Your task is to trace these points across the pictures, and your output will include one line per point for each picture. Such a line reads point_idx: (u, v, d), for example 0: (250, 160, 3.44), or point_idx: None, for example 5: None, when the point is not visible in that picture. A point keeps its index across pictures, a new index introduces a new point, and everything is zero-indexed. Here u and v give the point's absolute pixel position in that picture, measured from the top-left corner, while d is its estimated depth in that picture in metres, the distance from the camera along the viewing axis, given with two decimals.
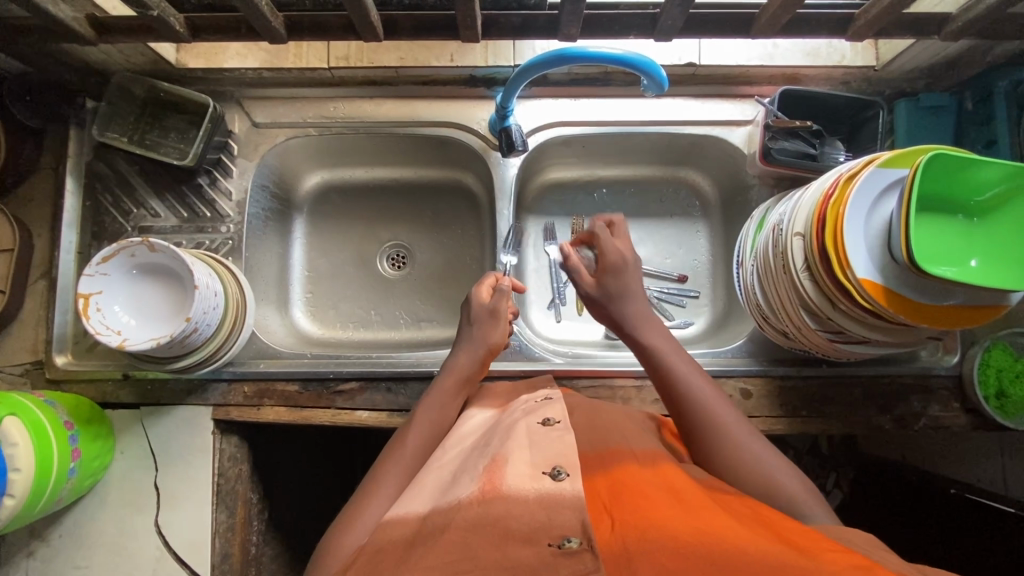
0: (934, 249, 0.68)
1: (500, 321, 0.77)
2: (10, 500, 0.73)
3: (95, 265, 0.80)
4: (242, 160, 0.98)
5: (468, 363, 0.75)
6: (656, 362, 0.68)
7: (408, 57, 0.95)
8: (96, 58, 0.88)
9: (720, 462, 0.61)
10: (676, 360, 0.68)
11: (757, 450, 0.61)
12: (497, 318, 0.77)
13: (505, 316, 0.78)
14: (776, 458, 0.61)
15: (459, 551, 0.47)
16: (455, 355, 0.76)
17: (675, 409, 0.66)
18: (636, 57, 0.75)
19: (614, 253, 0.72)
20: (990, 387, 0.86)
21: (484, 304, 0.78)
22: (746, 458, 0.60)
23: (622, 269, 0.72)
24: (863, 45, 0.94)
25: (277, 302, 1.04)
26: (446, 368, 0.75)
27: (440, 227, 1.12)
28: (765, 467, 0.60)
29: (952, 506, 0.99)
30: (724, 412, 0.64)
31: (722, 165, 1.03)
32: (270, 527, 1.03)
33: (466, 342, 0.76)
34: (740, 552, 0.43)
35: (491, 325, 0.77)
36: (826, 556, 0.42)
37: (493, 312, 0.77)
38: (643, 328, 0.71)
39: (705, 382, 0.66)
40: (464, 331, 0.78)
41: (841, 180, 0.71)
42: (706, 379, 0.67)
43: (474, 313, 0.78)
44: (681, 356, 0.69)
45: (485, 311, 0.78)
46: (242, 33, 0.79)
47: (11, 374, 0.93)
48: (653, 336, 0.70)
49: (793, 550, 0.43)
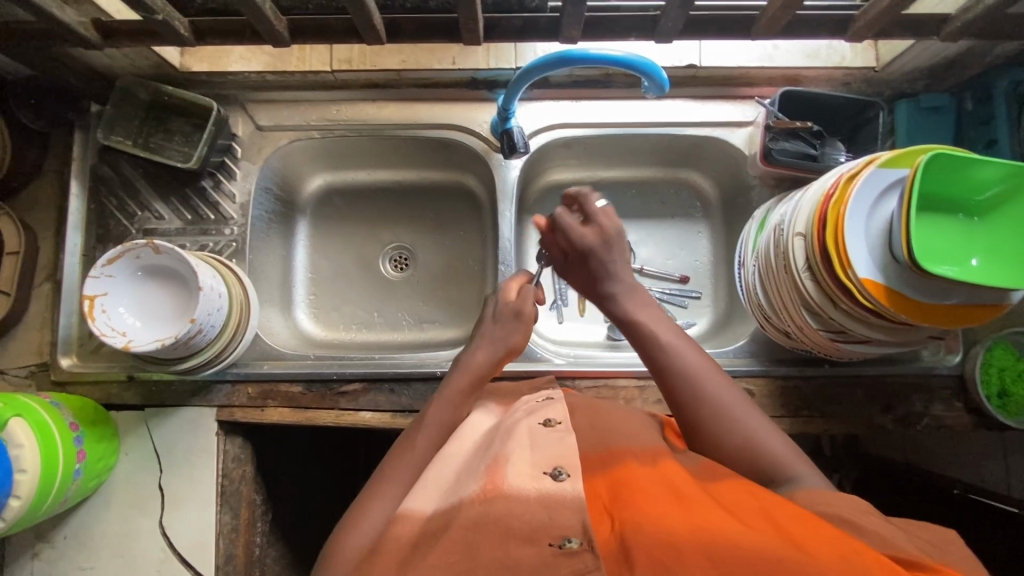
0: (935, 249, 0.69)
1: (524, 324, 0.76)
2: (16, 501, 0.73)
3: (100, 267, 0.81)
4: (245, 162, 0.99)
5: (484, 362, 0.74)
6: (642, 336, 0.67)
7: (411, 60, 0.96)
8: (101, 62, 0.89)
9: (708, 437, 0.62)
10: (663, 333, 0.66)
11: (745, 421, 0.61)
12: (521, 321, 0.76)
13: (531, 318, 0.76)
14: (766, 429, 0.61)
15: (462, 551, 0.47)
16: (471, 351, 0.75)
17: (662, 382, 0.65)
18: (636, 59, 0.75)
19: (578, 240, 0.71)
20: (992, 387, 0.86)
21: (511, 303, 0.77)
22: (735, 430, 0.61)
23: (589, 254, 0.71)
24: (862, 46, 0.94)
25: (280, 303, 1.05)
26: (461, 364, 0.74)
27: (442, 229, 1.12)
28: (755, 441, 0.60)
29: (955, 506, 0.99)
30: (713, 385, 0.63)
31: (723, 166, 1.04)
32: (274, 529, 1.03)
33: (486, 341, 0.75)
34: (739, 549, 0.43)
35: (514, 326, 0.76)
36: (823, 549, 0.42)
37: (516, 313, 0.76)
38: (627, 303, 0.69)
39: (693, 355, 0.65)
40: (485, 328, 0.77)
41: (842, 181, 0.71)
42: (695, 350, 0.66)
43: (498, 312, 0.77)
44: (667, 329, 0.67)
45: (510, 309, 0.76)
46: (246, 36, 0.80)
47: (17, 376, 0.93)
48: (638, 310, 0.69)
49: (791, 548, 0.43)
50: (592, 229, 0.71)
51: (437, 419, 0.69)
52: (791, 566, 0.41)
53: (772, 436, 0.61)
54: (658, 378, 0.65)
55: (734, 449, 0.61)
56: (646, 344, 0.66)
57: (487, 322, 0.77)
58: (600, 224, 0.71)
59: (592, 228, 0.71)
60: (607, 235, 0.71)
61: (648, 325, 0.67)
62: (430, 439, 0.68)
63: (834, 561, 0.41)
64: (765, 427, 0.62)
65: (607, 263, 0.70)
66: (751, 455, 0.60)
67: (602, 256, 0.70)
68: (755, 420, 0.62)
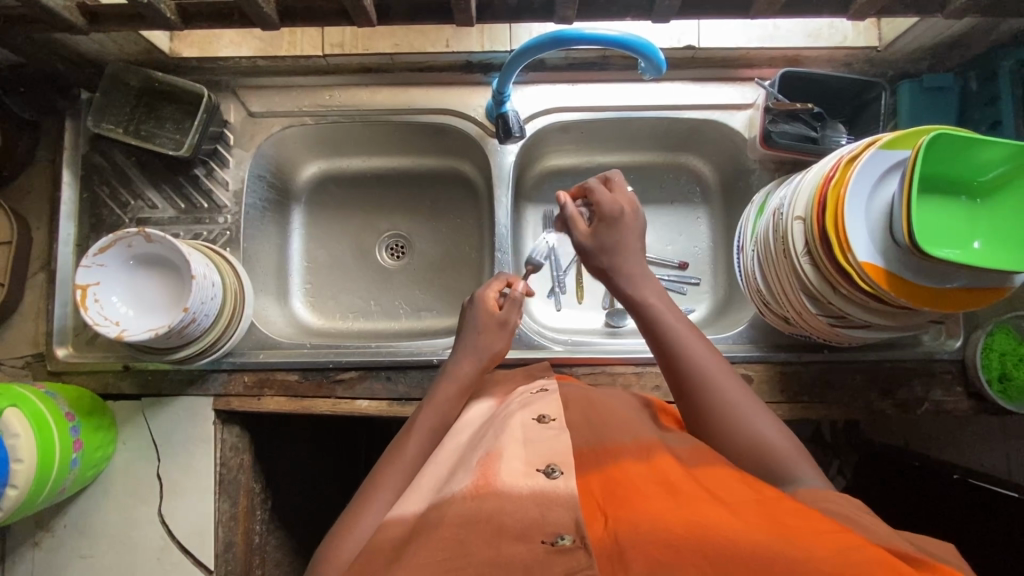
0: (938, 231, 0.67)
1: (507, 333, 0.77)
2: (13, 491, 0.73)
3: (93, 255, 0.80)
4: (237, 149, 0.98)
5: (469, 372, 0.74)
6: (653, 324, 0.68)
7: (404, 43, 0.94)
8: (88, 48, 0.87)
9: (724, 433, 0.61)
10: (677, 323, 0.67)
11: (753, 419, 0.61)
12: (506, 330, 0.77)
13: (513, 328, 0.78)
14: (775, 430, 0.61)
15: (454, 547, 0.46)
16: (456, 361, 0.75)
17: (672, 375, 0.66)
18: (632, 38, 0.73)
19: (611, 205, 0.72)
20: (993, 371, 0.85)
21: (497, 315, 0.77)
22: (742, 425, 0.61)
23: (617, 218, 0.72)
24: (866, 24, 0.92)
25: (276, 292, 1.04)
26: (448, 371, 0.75)
27: (439, 216, 1.11)
28: (768, 440, 0.60)
29: (954, 492, 0.99)
30: (720, 375, 0.64)
31: (723, 150, 1.02)
32: (273, 516, 1.04)
33: (471, 349, 0.75)
34: (736, 548, 0.43)
35: (498, 334, 0.77)
36: (824, 548, 0.42)
37: (502, 323, 0.77)
38: (642, 285, 0.70)
39: (705, 351, 0.66)
40: (469, 335, 0.76)
41: (843, 162, 0.70)
42: (705, 346, 0.66)
43: (482, 320, 0.77)
44: (676, 317, 0.68)
45: (493, 320, 0.77)
46: (234, 20, 0.79)
47: (13, 367, 0.93)
48: (650, 294, 0.69)
49: (796, 547, 0.42)
50: (622, 196, 0.73)
51: (432, 423, 0.69)
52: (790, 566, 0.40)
53: (777, 435, 0.60)
54: (668, 369, 0.66)
55: (739, 441, 0.60)
56: (656, 332, 0.67)
57: (470, 328, 0.77)
58: (629, 198, 0.74)
59: (624, 197, 0.73)
60: (634, 205, 0.73)
61: (659, 312, 0.68)
62: (425, 443, 0.68)
63: (836, 561, 0.40)
64: (772, 425, 0.61)
65: (628, 231, 0.72)
66: (755, 447, 0.60)
67: (627, 224, 0.72)
68: (762, 417, 0.62)
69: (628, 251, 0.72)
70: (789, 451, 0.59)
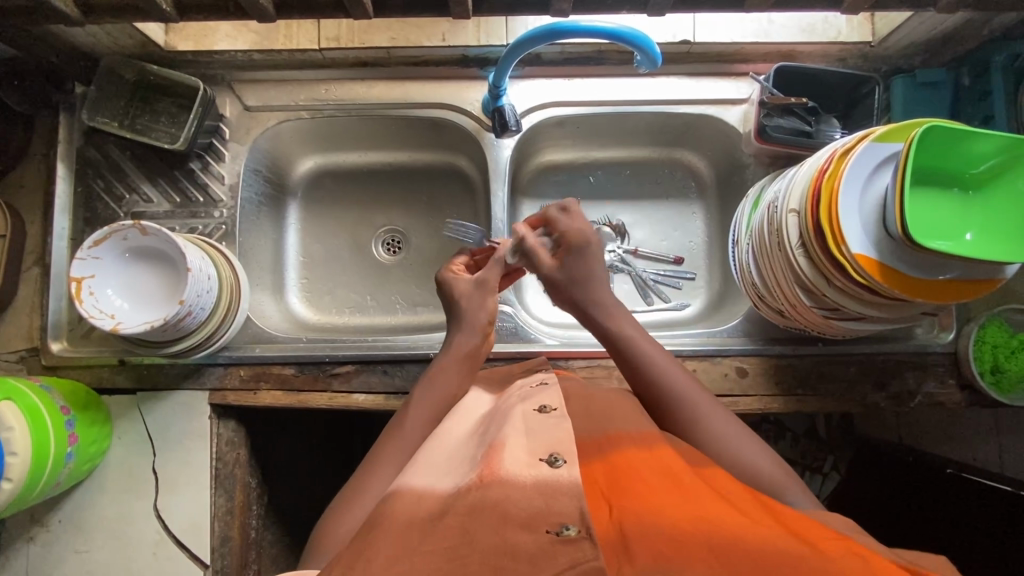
0: (931, 224, 0.68)
1: (490, 291, 0.76)
2: (8, 483, 0.73)
3: (87, 248, 0.79)
4: (233, 143, 0.98)
5: (466, 339, 0.74)
6: (629, 356, 0.68)
7: (400, 37, 0.94)
8: (83, 41, 0.87)
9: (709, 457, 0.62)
10: (657, 359, 0.68)
11: (734, 442, 0.62)
12: (485, 289, 0.77)
13: (495, 284, 0.77)
14: (758, 452, 0.61)
15: (458, 536, 0.46)
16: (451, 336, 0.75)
17: (653, 402, 0.67)
18: (628, 31, 0.73)
19: (574, 233, 0.73)
20: (985, 364, 0.86)
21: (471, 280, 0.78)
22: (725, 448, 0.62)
23: (581, 248, 0.73)
24: (859, 19, 0.93)
25: (272, 287, 1.04)
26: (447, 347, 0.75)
27: (435, 211, 1.11)
28: (751, 461, 0.61)
29: (946, 485, 1.00)
30: (699, 401, 0.65)
31: (718, 144, 1.03)
32: (269, 511, 1.04)
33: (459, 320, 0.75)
34: (744, 544, 0.43)
35: (479, 296, 0.76)
36: (832, 549, 0.42)
37: (481, 285, 0.77)
38: (613, 316, 0.71)
39: (688, 385, 0.66)
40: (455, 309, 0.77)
41: (836, 155, 0.70)
42: (684, 373, 0.67)
43: (460, 291, 0.77)
44: (652, 349, 0.69)
45: (472, 286, 0.77)
46: (231, 12, 0.78)
47: (8, 361, 0.93)
48: (625, 326, 0.70)
49: (806, 548, 0.42)
50: (583, 224, 0.75)
51: (427, 413, 0.69)
52: (800, 563, 0.40)
53: (759, 457, 0.61)
54: (649, 396, 0.67)
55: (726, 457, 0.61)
56: (634, 363, 0.68)
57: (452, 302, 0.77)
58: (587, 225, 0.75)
59: (583, 225, 0.74)
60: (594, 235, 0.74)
61: (636, 343, 0.68)
62: (423, 436, 0.67)
63: (845, 563, 0.40)
64: (754, 448, 0.62)
65: (596, 263, 0.73)
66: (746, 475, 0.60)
67: (592, 253, 0.73)
68: (744, 440, 0.63)
69: (596, 281, 0.72)
70: (770, 469, 0.60)
